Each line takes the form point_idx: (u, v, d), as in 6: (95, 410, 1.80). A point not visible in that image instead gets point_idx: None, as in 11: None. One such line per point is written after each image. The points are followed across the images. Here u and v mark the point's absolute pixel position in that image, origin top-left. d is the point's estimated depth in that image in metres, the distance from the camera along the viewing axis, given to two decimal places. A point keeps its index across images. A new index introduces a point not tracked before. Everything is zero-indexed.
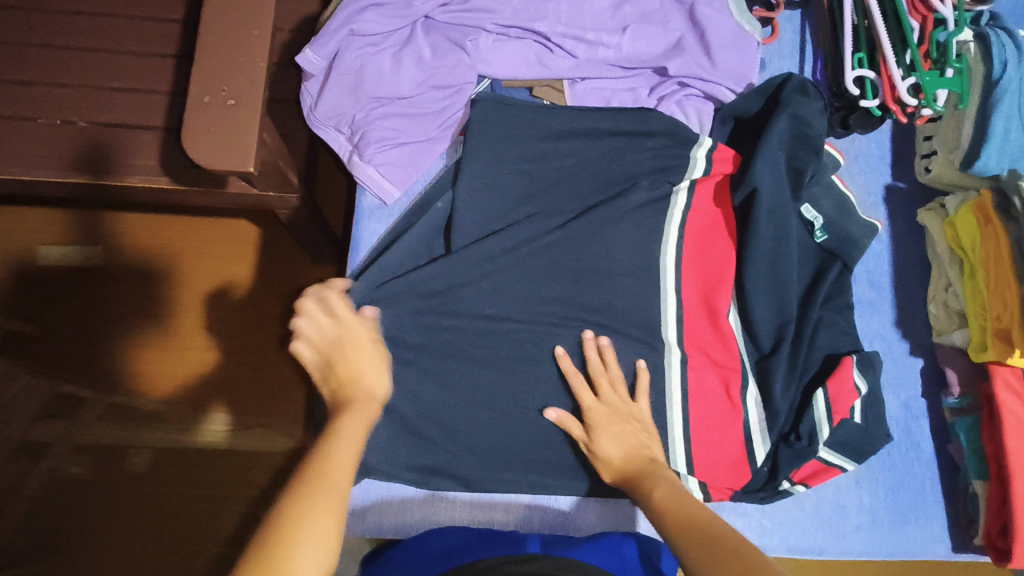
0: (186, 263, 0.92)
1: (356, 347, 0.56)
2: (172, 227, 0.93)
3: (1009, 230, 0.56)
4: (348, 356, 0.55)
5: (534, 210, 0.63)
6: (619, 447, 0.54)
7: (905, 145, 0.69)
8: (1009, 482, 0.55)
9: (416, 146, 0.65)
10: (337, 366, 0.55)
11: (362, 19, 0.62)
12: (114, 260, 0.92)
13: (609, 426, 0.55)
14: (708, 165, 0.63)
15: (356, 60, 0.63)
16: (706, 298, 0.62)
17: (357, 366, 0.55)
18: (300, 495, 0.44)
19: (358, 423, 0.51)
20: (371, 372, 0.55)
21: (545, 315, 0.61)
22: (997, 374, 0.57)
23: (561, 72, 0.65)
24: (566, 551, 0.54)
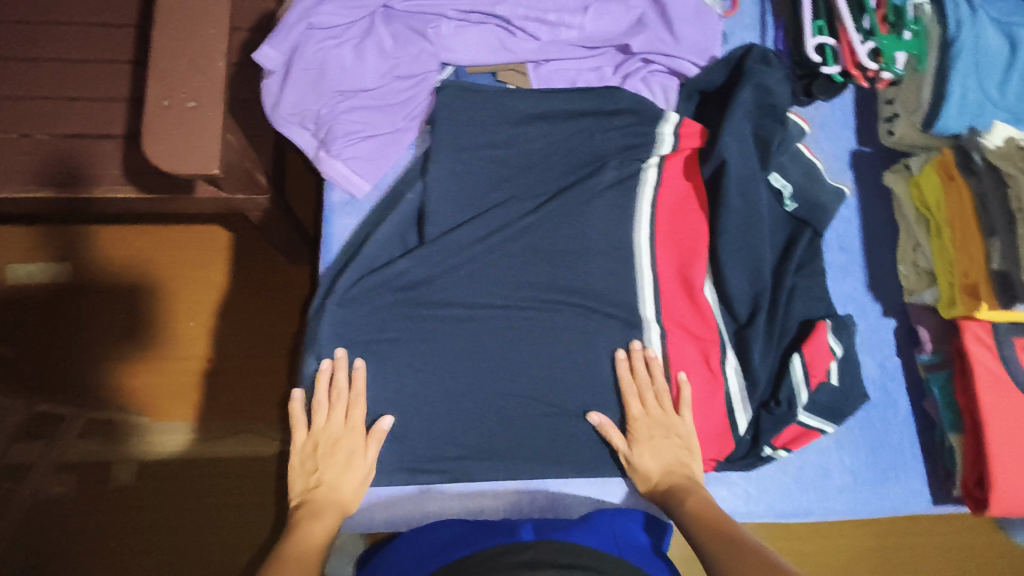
0: (162, 274, 0.90)
1: (343, 452, 0.56)
2: (146, 239, 0.91)
3: (972, 186, 0.58)
4: (334, 457, 0.56)
5: (506, 198, 0.63)
6: (658, 461, 0.57)
7: (868, 110, 0.70)
8: (983, 432, 0.57)
9: (383, 137, 0.64)
10: (324, 465, 0.56)
11: (320, 12, 0.61)
12: (88, 276, 0.90)
13: (651, 439, 0.57)
14: (675, 141, 0.64)
15: (317, 53, 0.62)
16: (679, 274, 0.62)
17: (339, 469, 0.56)
18: None
19: (322, 532, 0.51)
20: (349, 481, 0.55)
21: (524, 301, 0.61)
22: (967, 329, 0.58)
23: (524, 55, 0.65)
24: (558, 534, 0.53)
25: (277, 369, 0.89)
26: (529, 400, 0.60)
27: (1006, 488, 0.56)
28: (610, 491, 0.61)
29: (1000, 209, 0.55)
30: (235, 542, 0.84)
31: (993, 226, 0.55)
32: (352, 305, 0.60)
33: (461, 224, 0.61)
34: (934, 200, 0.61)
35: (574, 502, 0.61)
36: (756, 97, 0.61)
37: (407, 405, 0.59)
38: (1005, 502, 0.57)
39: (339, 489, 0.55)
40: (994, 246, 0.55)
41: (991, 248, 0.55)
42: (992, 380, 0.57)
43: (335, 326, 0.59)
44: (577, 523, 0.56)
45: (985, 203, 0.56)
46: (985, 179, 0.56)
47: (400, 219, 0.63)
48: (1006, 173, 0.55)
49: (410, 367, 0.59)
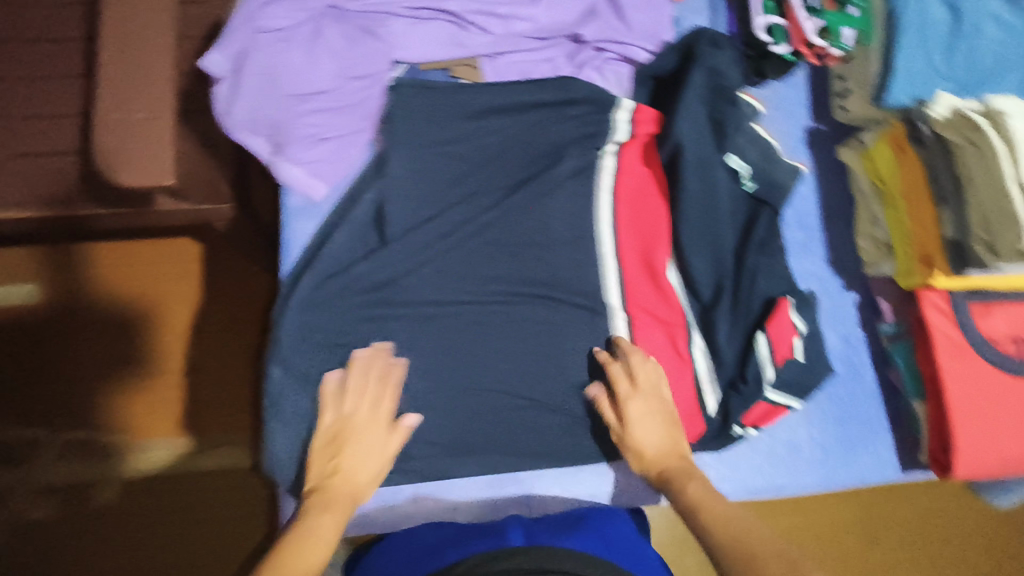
0: (139, 289, 0.89)
1: (366, 443, 0.55)
2: (120, 255, 0.90)
3: (922, 157, 0.59)
4: (356, 446, 0.55)
5: (468, 194, 0.62)
6: (651, 442, 0.56)
7: (821, 87, 0.71)
8: (945, 399, 0.58)
9: (341, 140, 0.63)
10: (345, 453, 0.55)
11: (267, 15, 0.60)
12: (61, 296, 0.88)
13: (643, 419, 0.56)
14: (630, 127, 0.65)
15: (267, 57, 0.60)
16: (643, 260, 0.63)
17: (359, 458, 0.55)
18: None
19: (334, 525, 0.50)
20: (367, 472, 0.55)
21: (491, 296, 0.61)
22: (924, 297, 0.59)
23: (477, 48, 0.66)
24: (555, 541, 0.53)
25: (252, 378, 0.88)
26: (500, 395, 0.60)
27: (971, 452, 0.57)
28: (585, 480, 0.62)
29: (949, 179, 0.57)
30: (225, 559, 0.83)
31: (945, 194, 0.58)
32: (317, 308, 0.59)
33: (424, 222, 0.61)
34: (887, 173, 0.62)
35: (550, 493, 0.62)
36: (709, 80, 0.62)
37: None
38: (968, 467, 0.58)
39: (352, 480, 0.54)
40: (946, 214, 0.58)
41: (943, 217, 0.58)
42: (952, 346, 0.58)
43: (302, 331, 0.59)
44: (571, 528, 0.56)
45: (936, 173, 0.58)
46: (934, 150, 0.58)
47: (358, 223, 0.61)
48: (952, 142, 0.56)
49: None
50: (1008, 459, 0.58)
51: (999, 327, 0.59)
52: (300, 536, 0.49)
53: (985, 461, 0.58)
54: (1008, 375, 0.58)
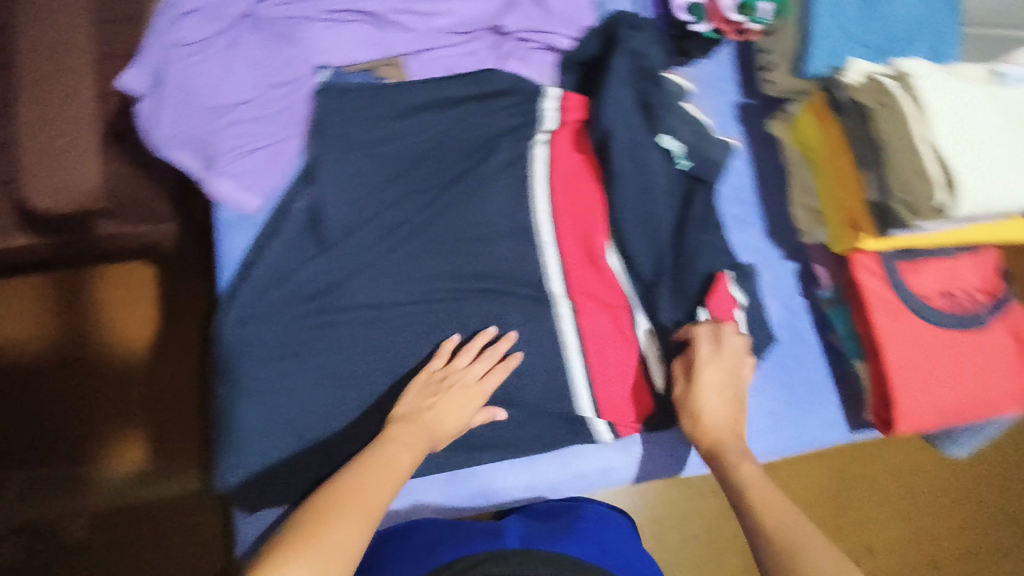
0: (91, 322, 0.86)
1: (457, 403, 0.56)
2: (70, 288, 0.87)
3: (843, 124, 0.61)
4: (453, 399, 0.56)
5: (405, 193, 0.62)
6: (715, 410, 0.56)
7: (747, 63, 0.72)
8: (880, 355, 0.60)
9: (270, 148, 0.61)
10: (444, 400, 0.56)
11: (180, 30, 0.58)
12: (11, 335, 0.85)
13: (715, 388, 0.56)
14: (557, 115, 0.66)
15: (185, 73, 0.59)
16: (582, 246, 0.64)
17: (452, 410, 0.56)
18: (323, 509, 0.47)
19: (409, 462, 0.53)
20: (453, 423, 0.56)
21: (434, 293, 0.61)
22: (856, 260, 0.61)
23: (399, 48, 0.65)
24: (550, 544, 0.55)
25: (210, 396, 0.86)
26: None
27: (909, 405, 0.59)
28: (543, 469, 0.64)
29: (868, 144, 0.59)
30: None
31: (867, 158, 0.59)
32: (256, 322, 0.58)
33: (362, 225, 0.61)
34: (809, 143, 0.64)
35: (508, 484, 0.63)
36: (631, 65, 0.62)
37: (328, 416, 0.58)
38: (907, 423, 0.60)
39: (439, 424, 0.56)
40: (869, 177, 0.59)
41: (867, 179, 0.59)
42: (884, 305, 0.60)
43: (236, 348, 0.57)
44: (563, 531, 0.58)
45: (858, 138, 0.60)
46: (852, 115, 0.60)
47: (293, 231, 0.60)
48: (865, 106, 0.58)
49: (327, 376, 0.58)
50: (943, 413, 0.60)
51: (927, 282, 0.63)
52: (377, 460, 0.52)
53: (921, 416, 0.60)
54: (939, 329, 0.61)
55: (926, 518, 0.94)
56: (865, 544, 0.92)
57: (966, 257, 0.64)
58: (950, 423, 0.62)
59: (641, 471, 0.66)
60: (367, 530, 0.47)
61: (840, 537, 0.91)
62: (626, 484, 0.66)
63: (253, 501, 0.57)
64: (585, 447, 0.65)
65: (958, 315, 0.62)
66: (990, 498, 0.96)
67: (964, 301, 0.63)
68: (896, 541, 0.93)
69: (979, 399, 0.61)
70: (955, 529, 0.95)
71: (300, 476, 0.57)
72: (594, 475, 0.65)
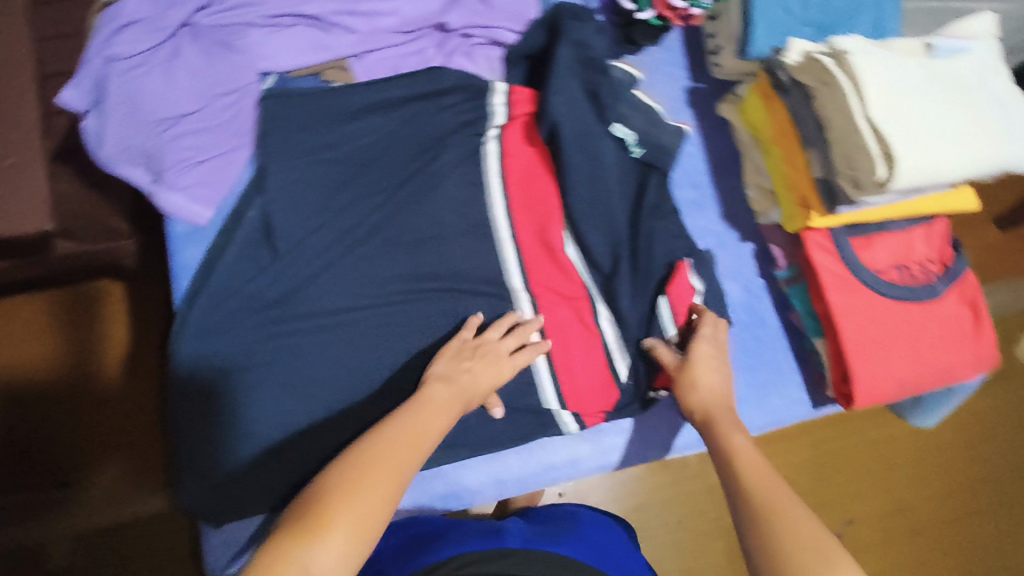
0: (58, 347, 0.85)
1: (491, 370, 0.58)
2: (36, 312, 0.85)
3: (788, 104, 0.62)
4: (489, 363, 0.58)
5: (357, 199, 0.62)
6: (710, 384, 0.58)
7: (694, 44, 0.72)
8: (837, 330, 0.62)
9: (218, 159, 0.60)
10: (479, 363, 0.57)
11: (117, 42, 0.56)
12: None
13: (709, 363, 0.58)
14: (506, 108, 0.67)
15: (124, 85, 0.56)
16: (539, 239, 0.65)
17: (490, 373, 0.57)
18: (362, 461, 0.47)
19: (443, 419, 0.53)
20: (489, 383, 0.57)
21: (391, 292, 0.61)
22: (809, 238, 0.62)
23: (344, 50, 0.64)
24: (553, 544, 0.62)
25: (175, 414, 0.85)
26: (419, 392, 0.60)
27: (864, 376, 0.62)
28: (507, 467, 0.65)
29: (813, 123, 0.61)
30: None
31: (812, 138, 0.61)
32: (212, 335, 0.58)
33: (315, 232, 0.60)
34: (760, 128, 0.65)
35: (472, 483, 0.64)
36: (576, 54, 0.63)
37: (295, 425, 0.58)
38: (866, 397, 0.62)
39: (477, 385, 0.57)
40: (814, 156, 0.61)
41: (812, 159, 0.61)
42: (836, 279, 0.62)
43: (196, 364, 0.57)
44: (564, 535, 0.65)
45: (801, 118, 0.62)
46: (794, 94, 0.61)
47: (244, 241, 0.60)
48: (807, 84, 0.60)
49: (291, 384, 0.58)
50: (902, 385, 0.63)
51: (881, 256, 0.65)
52: (413, 417, 0.52)
53: (879, 389, 0.62)
54: (896, 304, 0.64)
55: (902, 486, 0.96)
56: (846, 518, 0.93)
57: (918, 229, 0.66)
58: (908, 393, 0.64)
59: (607, 460, 0.66)
60: (403, 488, 0.47)
61: (819, 512, 0.93)
62: (592, 475, 0.67)
63: (226, 515, 0.58)
64: (550, 440, 0.66)
65: (913, 289, 0.65)
66: (961, 461, 0.99)
67: (918, 273, 0.66)
68: (875, 511, 0.95)
69: (935, 369, 0.64)
70: (932, 495, 0.96)
71: (268, 488, 0.57)
72: (560, 467, 0.66)
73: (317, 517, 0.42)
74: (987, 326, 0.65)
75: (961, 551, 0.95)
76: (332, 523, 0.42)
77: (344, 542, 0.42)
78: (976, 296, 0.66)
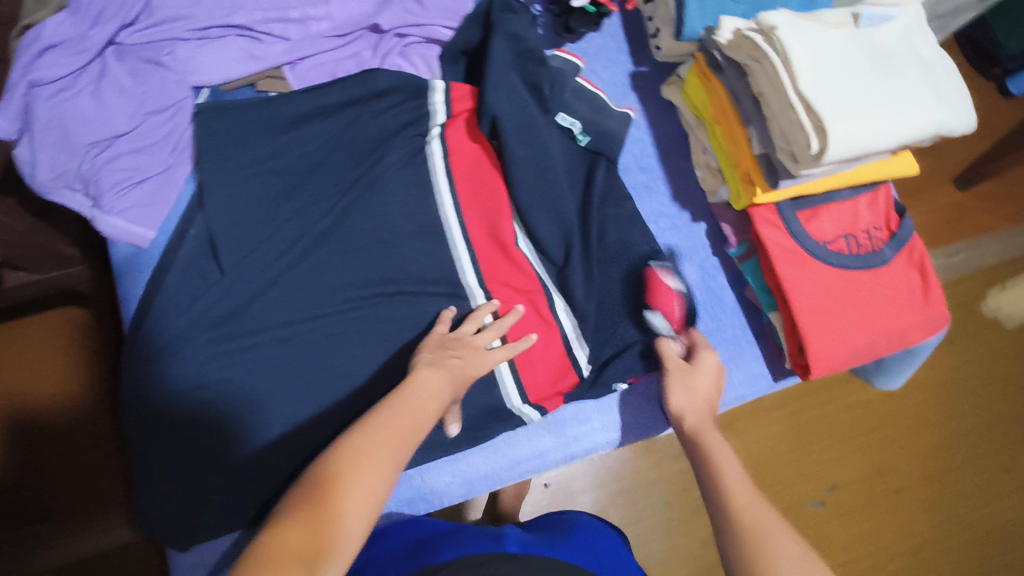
0: (48, 390, 1.02)
1: (704, 389, 0.79)
2: (51, 332, 1.06)
3: (723, 80, 0.80)
4: (695, 385, 0.79)
5: (480, 178, 0.87)
6: (697, 397, 0.79)
7: (633, 38, 0.97)
8: (791, 304, 0.78)
9: (157, 176, 0.79)
10: (692, 379, 0.79)
11: (164, 7, 0.78)
12: (40, 355, 1.03)
13: (698, 384, 0.79)
14: (447, 106, 0.86)
15: (169, 61, 0.79)
16: (491, 233, 0.86)
17: (690, 389, 0.79)
18: (359, 449, 0.58)
19: (439, 398, 0.68)
20: (699, 395, 0.79)
21: (493, 244, 0.86)
22: (757, 214, 0.79)
23: (423, 60, 0.89)
24: (556, 547, 0.77)
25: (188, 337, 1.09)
26: (401, 354, 0.80)
27: (818, 351, 0.77)
28: (474, 462, 0.84)
29: (748, 99, 0.77)
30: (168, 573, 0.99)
31: (748, 117, 0.77)
32: (160, 330, 0.75)
33: (442, 198, 0.85)
34: (718, 147, 0.83)
35: (441, 481, 0.82)
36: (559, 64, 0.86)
37: (285, 359, 0.77)
38: (819, 361, 0.78)
39: (696, 398, 0.79)
40: (751, 132, 0.77)
41: (750, 135, 0.77)
42: (785, 251, 0.79)
43: (152, 381, 0.74)
44: (565, 540, 0.80)
45: (736, 97, 0.78)
46: (728, 67, 0.78)
47: (394, 200, 0.83)
48: (744, 52, 0.74)
49: (245, 369, 0.76)
50: (851, 348, 0.79)
51: (827, 226, 0.81)
52: (424, 387, 0.68)
53: (831, 353, 0.78)
54: (839, 271, 0.80)
55: (866, 440, 1.25)
56: (828, 485, 1.22)
57: (862, 199, 0.83)
58: (865, 356, 0.80)
59: (573, 450, 0.86)
60: (398, 466, 0.60)
61: (797, 472, 1.22)
62: (560, 464, 0.87)
63: (270, 477, 0.75)
64: (516, 434, 0.85)
65: (860, 255, 0.81)
66: (907, 409, 1.27)
67: (863, 239, 0.82)
68: (853, 477, 1.23)
69: (891, 329, 0.80)
70: (899, 458, 1.24)
71: (276, 467, 0.75)
72: (529, 459, 0.85)
73: (331, 505, 0.53)
74: (934, 291, 0.82)
75: (913, 496, 1.23)
76: (343, 505, 0.53)
77: (352, 516, 0.53)
78: (922, 260, 0.82)
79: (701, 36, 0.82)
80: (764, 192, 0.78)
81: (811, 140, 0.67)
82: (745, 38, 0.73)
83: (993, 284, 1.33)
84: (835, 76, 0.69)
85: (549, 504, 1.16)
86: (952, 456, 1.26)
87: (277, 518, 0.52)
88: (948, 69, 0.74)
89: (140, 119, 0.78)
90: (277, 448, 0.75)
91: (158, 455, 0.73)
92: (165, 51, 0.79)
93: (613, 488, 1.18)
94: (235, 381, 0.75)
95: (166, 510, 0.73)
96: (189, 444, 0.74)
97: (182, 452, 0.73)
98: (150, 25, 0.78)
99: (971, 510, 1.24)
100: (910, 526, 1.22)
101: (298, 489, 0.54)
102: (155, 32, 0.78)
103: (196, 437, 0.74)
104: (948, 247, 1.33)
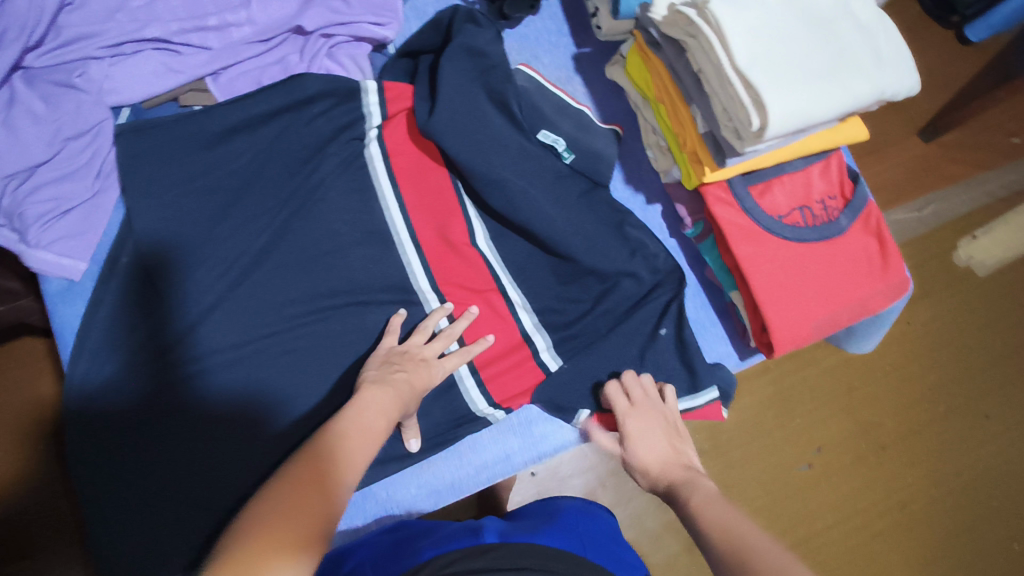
0: (28, 420, 1.01)
1: (645, 433, 0.72)
2: (19, 360, 1.03)
3: (663, 57, 0.77)
4: (637, 435, 0.72)
5: (428, 176, 0.83)
6: (647, 443, 0.71)
7: (573, 20, 0.94)
8: (748, 282, 0.76)
9: (85, 205, 0.76)
10: (628, 432, 0.73)
11: (70, 27, 0.75)
12: (17, 386, 1.02)
13: (636, 434, 0.72)
14: (382, 107, 0.82)
15: (85, 81, 0.76)
16: (440, 234, 0.83)
17: (637, 443, 0.71)
18: (323, 446, 0.58)
19: (393, 406, 0.67)
20: (651, 442, 0.71)
21: (445, 245, 0.83)
22: (709, 194, 0.78)
23: (352, 58, 0.85)
24: (533, 533, 0.75)
25: None
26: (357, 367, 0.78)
27: (780, 329, 0.76)
28: (439, 471, 0.83)
29: (688, 75, 0.74)
30: None
31: (689, 95, 0.75)
32: (99, 370, 0.73)
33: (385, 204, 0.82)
34: (664, 126, 0.81)
35: (407, 491, 0.82)
36: (525, 80, 0.81)
37: (234, 385, 0.74)
38: (782, 338, 0.77)
39: (652, 453, 0.70)
40: (694, 111, 0.75)
41: (693, 114, 0.75)
42: (739, 229, 0.77)
43: (96, 419, 0.72)
44: (547, 525, 0.78)
45: (677, 75, 0.76)
46: (666, 43, 0.76)
47: (337, 208, 0.80)
48: (680, 28, 0.71)
49: (192, 399, 0.73)
50: (814, 322, 0.77)
51: (779, 200, 0.80)
52: (375, 391, 0.67)
53: (794, 329, 0.77)
54: (796, 245, 0.78)
55: (848, 401, 1.24)
56: (815, 447, 1.22)
57: (815, 168, 0.81)
58: (828, 330, 0.79)
59: (540, 451, 0.85)
60: (361, 463, 0.60)
61: (783, 437, 1.21)
62: (528, 465, 0.85)
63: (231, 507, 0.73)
64: (480, 437, 0.85)
65: (816, 227, 0.79)
66: (887, 366, 1.26)
67: (818, 211, 0.80)
68: (838, 438, 1.23)
69: (851, 299, 0.78)
70: (882, 414, 1.24)
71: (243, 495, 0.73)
72: (496, 463, 0.84)
73: (310, 509, 0.50)
74: (892, 257, 0.80)
75: (897, 452, 1.23)
76: (327, 490, 0.53)
77: (335, 500, 0.53)
78: (879, 227, 0.81)
79: (637, 13, 0.79)
80: (712, 171, 0.76)
81: (750, 116, 0.65)
82: (679, 13, 0.70)
83: (962, 234, 1.32)
84: (770, 49, 0.67)
85: (537, 491, 1.15)
86: (934, 409, 1.26)
87: (255, 503, 0.50)
88: (889, 30, 0.72)
89: (58, 146, 0.75)
90: (231, 468, 0.73)
91: (111, 492, 0.71)
92: (77, 73, 0.76)
93: (602, 470, 1.15)
94: (183, 411, 0.73)
95: (125, 548, 0.71)
96: (146, 481, 0.72)
97: (141, 487, 0.72)
98: (58, 45, 0.75)
99: (955, 458, 1.24)
100: (896, 480, 1.22)
101: (264, 499, 0.50)
102: (65, 53, 0.75)
103: (148, 473, 0.72)
104: (914, 203, 1.32)
